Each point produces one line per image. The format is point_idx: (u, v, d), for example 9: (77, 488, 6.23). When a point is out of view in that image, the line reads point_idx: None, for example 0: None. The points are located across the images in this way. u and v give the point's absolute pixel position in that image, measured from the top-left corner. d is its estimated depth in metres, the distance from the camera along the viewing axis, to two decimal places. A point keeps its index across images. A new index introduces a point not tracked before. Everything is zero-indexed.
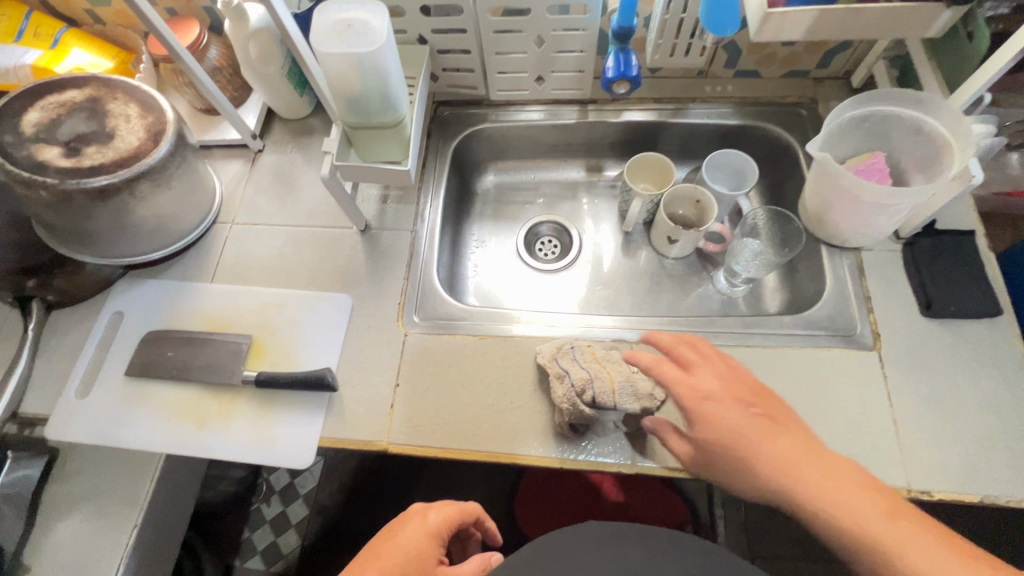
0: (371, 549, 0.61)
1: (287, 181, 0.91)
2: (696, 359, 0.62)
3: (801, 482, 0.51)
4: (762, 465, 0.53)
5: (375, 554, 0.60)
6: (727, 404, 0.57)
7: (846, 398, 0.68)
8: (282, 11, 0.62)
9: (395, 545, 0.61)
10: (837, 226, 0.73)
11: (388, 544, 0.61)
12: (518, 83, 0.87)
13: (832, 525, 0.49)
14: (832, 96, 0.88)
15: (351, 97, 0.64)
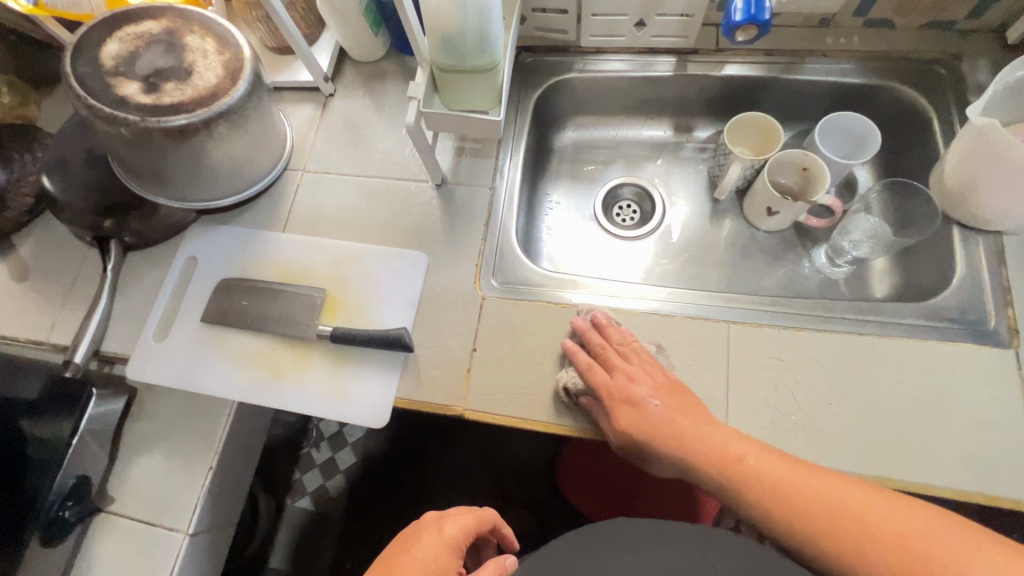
0: (388, 560, 0.60)
1: (359, 129, 0.86)
2: (621, 352, 0.65)
3: (743, 459, 0.54)
4: (679, 449, 0.57)
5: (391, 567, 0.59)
6: (644, 397, 0.61)
7: (973, 400, 0.61)
8: None
9: (409, 558, 0.59)
10: (982, 205, 0.64)
11: (403, 553, 0.60)
12: (614, 28, 0.78)
13: (749, 496, 0.53)
14: (980, 53, 0.76)
15: (447, 35, 0.58)
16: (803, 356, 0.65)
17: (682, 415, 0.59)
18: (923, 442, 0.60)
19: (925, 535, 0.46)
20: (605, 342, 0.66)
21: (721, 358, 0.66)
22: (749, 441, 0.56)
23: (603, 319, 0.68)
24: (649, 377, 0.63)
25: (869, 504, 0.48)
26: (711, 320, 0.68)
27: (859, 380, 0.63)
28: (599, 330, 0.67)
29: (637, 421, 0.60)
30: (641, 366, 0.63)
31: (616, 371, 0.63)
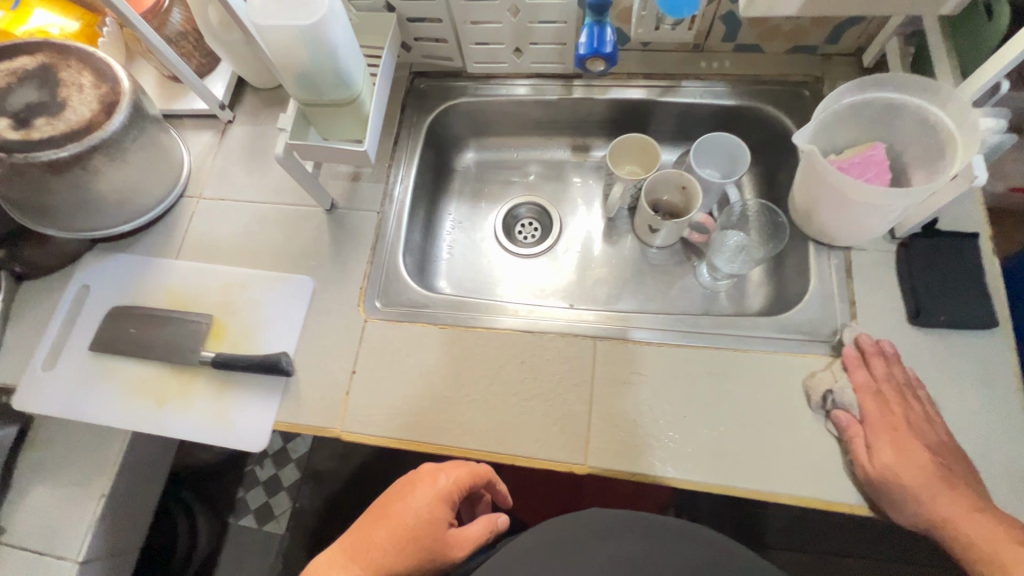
0: (384, 510, 0.59)
1: (256, 155, 0.88)
2: (896, 391, 0.62)
3: (997, 545, 0.52)
4: (939, 516, 0.56)
5: (383, 516, 0.58)
6: (941, 440, 0.60)
7: (814, 409, 0.64)
8: None
9: (399, 510, 0.58)
10: (825, 224, 0.68)
11: (401, 509, 0.58)
12: (495, 55, 0.81)
13: None
14: (840, 76, 0.80)
15: (299, 73, 0.60)
16: (661, 369, 0.68)
17: (892, 446, 0.59)
18: (767, 452, 0.63)
19: None
20: (878, 372, 0.63)
21: (586, 375, 0.69)
22: (971, 495, 0.56)
23: (889, 351, 0.64)
24: (879, 415, 0.61)
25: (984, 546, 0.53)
26: (580, 338, 0.71)
27: (712, 393, 0.66)
28: (867, 358, 0.64)
29: (893, 460, 0.58)
30: (875, 395, 0.62)
31: (888, 412, 0.61)
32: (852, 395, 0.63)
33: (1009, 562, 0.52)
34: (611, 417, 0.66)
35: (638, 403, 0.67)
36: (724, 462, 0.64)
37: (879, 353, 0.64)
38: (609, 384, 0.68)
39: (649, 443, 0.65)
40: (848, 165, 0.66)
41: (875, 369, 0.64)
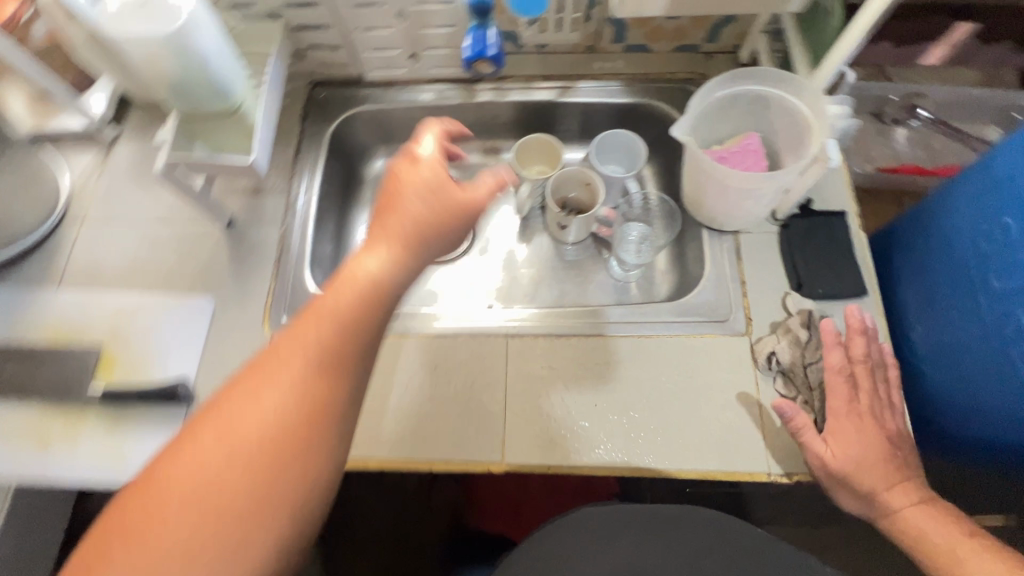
0: (401, 188, 0.51)
1: (146, 173, 0.83)
2: (868, 372, 0.64)
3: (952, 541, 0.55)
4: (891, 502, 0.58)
5: (389, 199, 0.51)
6: (894, 426, 0.62)
7: (761, 370, 0.67)
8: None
9: (403, 177, 0.52)
10: (713, 211, 0.72)
11: (421, 163, 0.53)
12: (391, 61, 0.80)
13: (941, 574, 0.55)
14: (722, 71, 0.86)
15: (169, 84, 0.57)
16: (572, 361, 0.70)
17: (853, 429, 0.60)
18: (672, 432, 0.66)
19: None
20: (852, 355, 0.64)
21: (500, 374, 0.70)
22: (918, 489, 0.59)
23: (862, 328, 0.65)
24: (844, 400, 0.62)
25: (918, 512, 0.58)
26: (492, 337, 0.71)
27: (621, 380, 0.69)
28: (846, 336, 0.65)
29: (855, 450, 0.59)
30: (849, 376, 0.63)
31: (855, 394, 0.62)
32: (794, 353, 0.66)
33: (960, 555, 0.54)
34: (525, 413, 0.67)
35: (551, 397, 0.68)
36: (636, 444, 0.65)
37: (859, 331, 0.65)
38: (521, 381, 0.69)
39: (563, 435, 0.66)
40: (727, 154, 0.71)
41: (852, 350, 0.64)
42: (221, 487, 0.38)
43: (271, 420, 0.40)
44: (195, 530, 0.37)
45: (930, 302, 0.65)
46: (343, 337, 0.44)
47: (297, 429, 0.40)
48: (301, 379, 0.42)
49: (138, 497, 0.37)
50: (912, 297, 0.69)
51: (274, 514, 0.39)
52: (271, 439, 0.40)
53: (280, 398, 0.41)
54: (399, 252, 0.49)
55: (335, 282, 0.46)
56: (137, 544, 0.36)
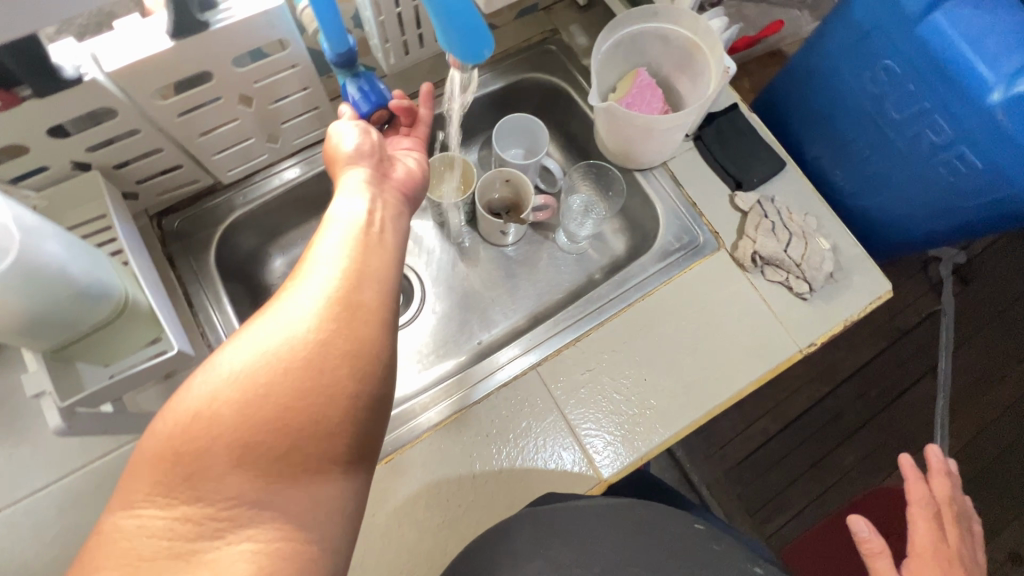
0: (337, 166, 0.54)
1: (1, 428, 0.61)
2: (951, 513, 0.65)
3: None
4: None
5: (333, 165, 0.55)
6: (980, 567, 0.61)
7: (750, 270, 0.73)
8: None
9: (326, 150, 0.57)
10: (643, 155, 0.74)
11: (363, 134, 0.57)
12: (248, 152, 0.67)
13: None
14: (568, 20, 0.85)
15: (24, 327, 0.41)
16: (602, 352, 0.70)
17: (924, 560, 0.60)
18: (716, 362, 0.69)
19: None
20: (936, 492, 0.66)
21: (548, 403, 0.67)
22: None
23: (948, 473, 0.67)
24: (923, 531, 0.62)
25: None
26: (518, 377, 0.68)
27: (651, 345, 0.70)
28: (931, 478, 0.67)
29: None
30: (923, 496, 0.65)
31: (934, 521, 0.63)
32: (770, 245, 0.72)
33: None
34: (593, 424, 0.66)
35: (606, 396, 0.68)
36: (695, 391, 0.68)
37: (940, 472, 0.67)
38: (571, 398, 0.68)
39: (637, 423, 0.66)
40: (631, 100, 0.71)
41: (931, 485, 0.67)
42: (252, 370, 0.36)
43: (293, 318, 0.38)
44: (239, 423, 0.35)
45: (841, 146, 0.74)
46: (356, 247, 0.44)
47: (330, 321, 0.39)
48: (326, 263, 0.42)
49: (168, 411, 0.36)
50: (821, 149, 0.78)
51: (308, 431, 0.36)
52: (290, 342, 0.37)
53: (310, 279, 0.41)
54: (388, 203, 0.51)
55: (338, 218, 0.47)
56: (177, 437, 0.34)
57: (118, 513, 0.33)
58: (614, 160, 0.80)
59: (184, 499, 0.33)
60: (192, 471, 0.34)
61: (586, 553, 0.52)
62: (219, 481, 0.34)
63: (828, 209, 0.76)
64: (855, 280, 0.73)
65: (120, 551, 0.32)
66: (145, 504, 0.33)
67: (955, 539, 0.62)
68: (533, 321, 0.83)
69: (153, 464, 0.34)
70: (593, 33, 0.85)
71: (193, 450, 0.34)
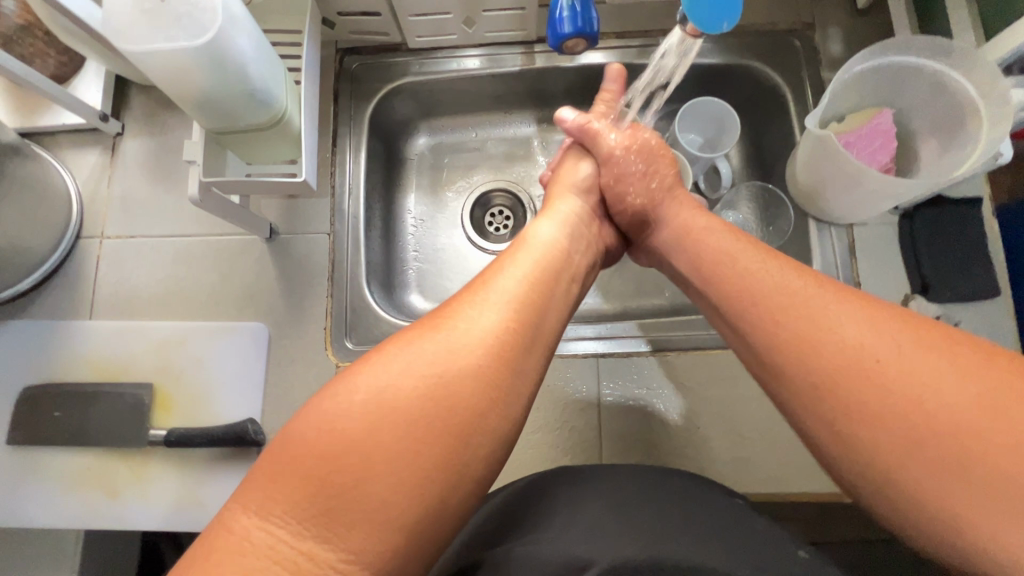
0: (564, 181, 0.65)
1: (162, 172, 0.71)
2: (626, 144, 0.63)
3: (922, 421, 0.38)
4: (800, 337, 0.44)
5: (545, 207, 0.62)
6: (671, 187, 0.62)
7: None
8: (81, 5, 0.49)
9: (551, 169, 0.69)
10: (831, 206, 0.63)
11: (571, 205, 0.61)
12: (441, 27, 0.67)
13: (893, 444, 0.39)
14: (831, 20, 0.71)
15: (195, 103, 0.46)
16: (668, 378, 0.65)
17: (830, 296, 0.45)
18: (781, 454, 0.62)
19: (937, 389, 0.38)
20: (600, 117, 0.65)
21: (591, 395, 0.65)
22: (871, 310, 0.43)
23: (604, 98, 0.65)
24: (753, 277, 0.49)
25: (979, 417, 0.37)
26: (575, 357, 0.66)
27: (722, 399, 0.64)
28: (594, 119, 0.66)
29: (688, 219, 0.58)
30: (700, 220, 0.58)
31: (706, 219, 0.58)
32: None
33: (887, 356, 0.40)
34: (622, 439, 0.64)
35: (649, 420, 0.64)
36: (741, 468, 0.62)
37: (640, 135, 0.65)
38: (614, 404, 0.64)
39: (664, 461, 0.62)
40: (855, 140, 0.59)
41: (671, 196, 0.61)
42: (409, 392, 0.40)
43: (440, 361, 0.42)
44: (379, 457, 0.37)
45: None
46: (533, 305, 0.48)
47: (482, 372, 0.42)
48: (502, 308, 0.46)
49: (313, 426, 0.39)
50: None
51: (438, 481, 0.38)
52: (433, 384, 0.40)
53: (493, 320, 0.45)
54: (559, 249, 0.55)
55: (516, 266, 0.50)
56: (318, 457, 0.37)
57: (250, 519, 0.36)
58: (794, 198, 0.70)
59: (312, 535, 0.36)
60: (328, 500, 0.36)
61: (614, 520, 0.47)
62: (355, 522, 0.36)
63: None
64: None
65: (247, 563, 0.34)
66: (276, 519, 0.36)
67: (817, 278, 0.47)
68: (620, 313, 0.78)
69: (288, 475, 0.37)
70: (852, 45, 0.71)
71: (337, 477, 0.37)
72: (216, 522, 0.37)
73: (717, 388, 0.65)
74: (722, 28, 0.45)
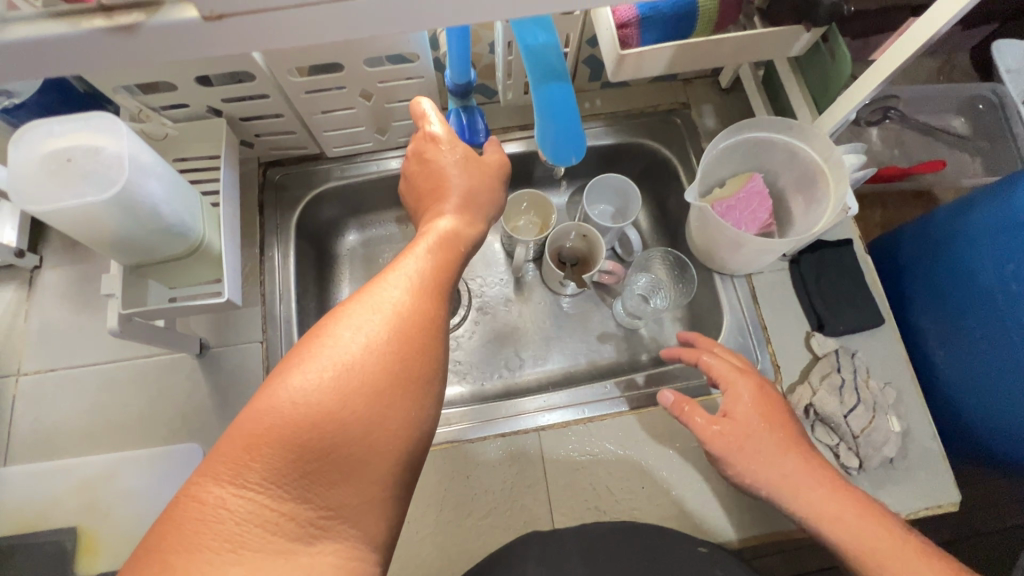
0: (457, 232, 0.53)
1: (86, 299, 0.71)
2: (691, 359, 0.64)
3: None
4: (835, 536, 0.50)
5: (437, 187, 0.52)
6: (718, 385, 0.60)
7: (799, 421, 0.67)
8: None
9: (493, 159, 0.56)
10: (727, 262, 0.70)
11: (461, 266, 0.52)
12: (356, 137, 0.72)
13: None
14: (703, 99, 0.82)
15: (108, 244, 0.47)
16: (609, 442, 0.67)
17: (878, 534, 0.49)
18: (726, 500, 0.64)
19: None
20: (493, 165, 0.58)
21: (539, 469, 0.66)
22: (893, 527, 0.49)
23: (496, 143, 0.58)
24: (865, 538, 0.49)
25: None
26: (519, 434, 0.67)
27: (664, 454, 0.67)
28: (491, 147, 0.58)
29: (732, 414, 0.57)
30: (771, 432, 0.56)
31: (788, 446, 0.55)
32: (831, 404, 0.64)
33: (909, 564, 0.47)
34: (573, 506, 0.64)
35: (597, 486, 0.65)
36: (691, 519, 0.64)
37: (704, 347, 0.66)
38: (561, 474, 0.66)
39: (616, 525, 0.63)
40: (734, 204, 0.66)
41: (730, 407, 0.57)
42: (372, 364, 0.38)
43: (397, 328, 0.39)
44: (352, 419, 0.36)
45: (954, 330, 0.66)
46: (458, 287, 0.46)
47: (429, 334, 0.41)
48: (436, 290, 0.44)
49: (274, 398, 0.35)
50: (931, 325, 0.69)
51: (403, 435, 0.38)
52: (394, 351, 0.39)
53: (423, 303, 0.42)
54: (471, 220, 0.51)
55: (438, 245, 0.47)
56: (292, 427, 0.34)
57: (224, 489, 0.33)
58: (698, 258, 0.77)
59: (292, 497, 0.34)
60: (306, 464, 0.35)
61: None
62: (333, 479, 0.35)
63: (914, 387, 0.68)
64: (924, 476, 0.64)
65: (227, 533, 0.32)
66: (254, 488, 0.33)
67: (846, 493, 0.52)
68: (560, 380, 0.80)
69: (258, 451, 0.34)
70: (724, 119, 0.81)
71: (311, 444, 0.35)
72: (181, 494, 0.33)
73: (656, 444, 0.67)
74: (572, 160, 0.50)
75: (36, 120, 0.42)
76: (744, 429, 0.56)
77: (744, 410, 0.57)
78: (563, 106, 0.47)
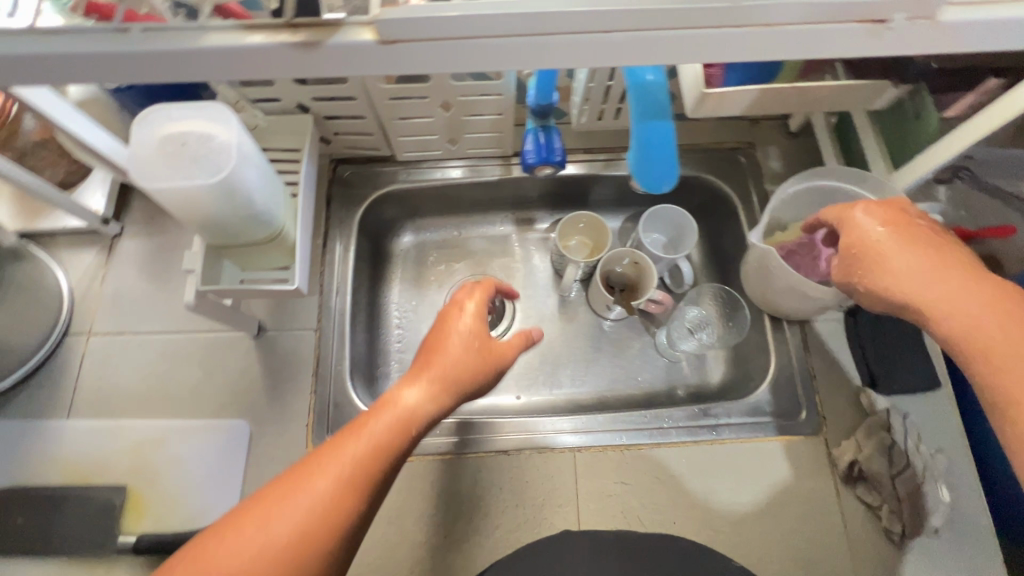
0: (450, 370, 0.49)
1: (158, 270, 0.75)
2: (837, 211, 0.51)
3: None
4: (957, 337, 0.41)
5: (432, 347, 0.49)
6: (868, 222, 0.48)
7: (841, 477, 0.66)
8: (104, 138, 0.54)
9: (499, 352, 0.52)
10: (781, 306, 0.69)
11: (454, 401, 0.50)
12: (427, 144, 0.75)
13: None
14: (770, 140, 0.82)
15: (203, 224, 0.50)
16: (642, 473, 0.67)
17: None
18: (756, 546, 0.64)
19: None
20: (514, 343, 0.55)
21: (570, 491, 0.66)
22: None
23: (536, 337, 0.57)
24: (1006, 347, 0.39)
25: None
26: (553, 452, 0.67)
27: (698, 492, 0.66)
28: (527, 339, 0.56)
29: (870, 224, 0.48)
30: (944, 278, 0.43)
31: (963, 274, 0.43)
32: (878, 466, 0.64)
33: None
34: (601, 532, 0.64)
35: (626, 515, 0.65)
36: None
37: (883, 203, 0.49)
38: (592, 498, 0.66)
39: None
40: (797, 248, 0.65)
41: (888, 262, 0.46)
42: (271, 558, 0.39)
43: (307, 522, 0.40)
44: None
45: None
46: (393, 455, 0.44)
47: (334, 544, 0.40)
48: (363, 471, 0.42)
49: (191, 556, 0.39)
50: None
51: None
52: (297, 550, 0.39)
53: (347, 492, 0.41)
54: (438, 399, 0.47)
55: (386, 409, 0.45)
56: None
57: None
58: (752, 299, 0.76)
59: None
60: None
61: None
62: None
63: (966, 458, 0.65)
64: (968, 552, 0.62)
65: None
66: None
67: None
68: (596, 403, 0.80)
69: None
70: (790, 162, 0.81)
71: None
72: None
73: (691, 481, 0.66)
74: (664, 190, 0.54)
75: (155, 105, 0.45)
76: (889, 240, 0.46)
77: (907, 256, 0.45)
78: (663, 144, 0.50)
